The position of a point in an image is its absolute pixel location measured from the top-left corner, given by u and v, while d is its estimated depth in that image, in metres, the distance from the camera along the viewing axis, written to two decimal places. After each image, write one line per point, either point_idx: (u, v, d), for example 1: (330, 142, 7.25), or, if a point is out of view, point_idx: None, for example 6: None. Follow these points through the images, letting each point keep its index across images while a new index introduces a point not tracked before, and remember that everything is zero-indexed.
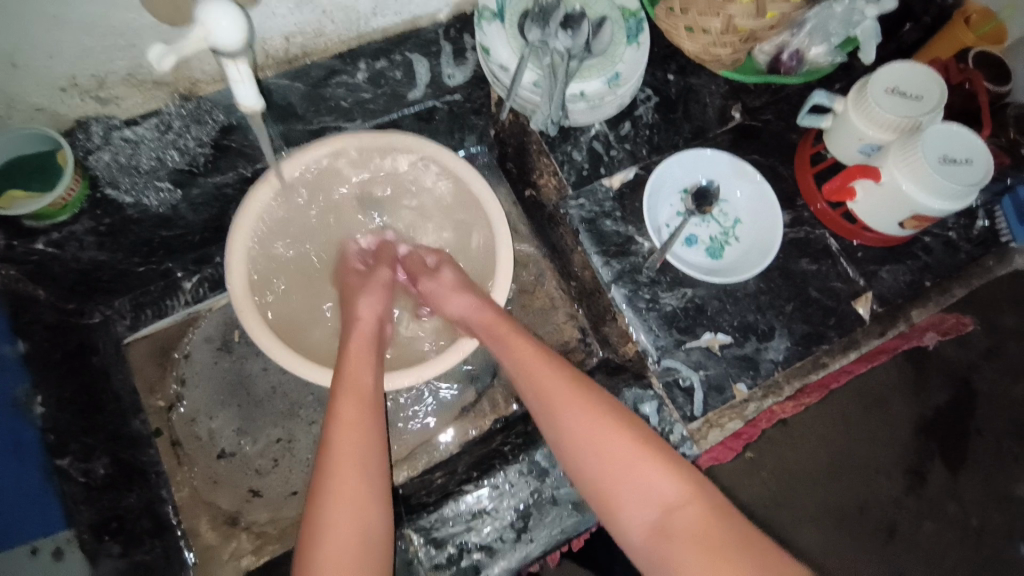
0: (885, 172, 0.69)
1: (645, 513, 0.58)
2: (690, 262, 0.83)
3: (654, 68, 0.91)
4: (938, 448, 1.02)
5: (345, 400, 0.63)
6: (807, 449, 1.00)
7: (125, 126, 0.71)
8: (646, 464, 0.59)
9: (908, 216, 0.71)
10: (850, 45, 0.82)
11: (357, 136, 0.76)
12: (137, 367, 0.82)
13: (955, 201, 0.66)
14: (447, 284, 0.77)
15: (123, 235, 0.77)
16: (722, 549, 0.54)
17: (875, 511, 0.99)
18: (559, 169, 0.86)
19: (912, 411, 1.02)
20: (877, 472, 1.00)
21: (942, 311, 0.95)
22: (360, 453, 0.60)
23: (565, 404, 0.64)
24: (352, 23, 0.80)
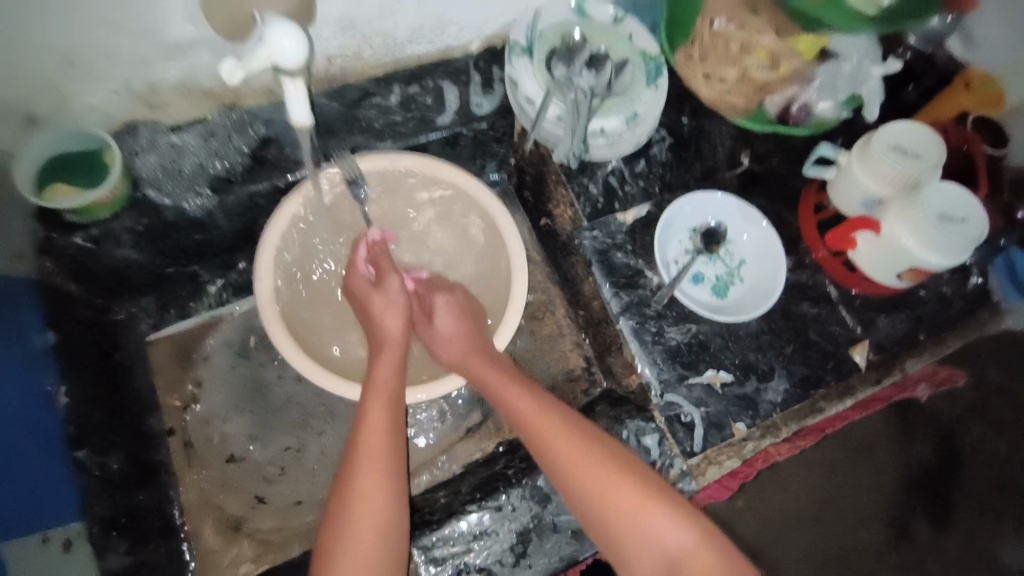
0: (885, 225, 0.73)
1: (651, 560, 0.60)
2: (696, 298, 0.86)
3: (670, 109, 0.95)
4: (922, 504, 1.00)
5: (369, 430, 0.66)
6: (792, 491, 1.00)
7: (171, 131, 0.74)
8: (654, 512, 0.61)
9: (906, 268, 0.74)
10: (854, 102, 0.89)
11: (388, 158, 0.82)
12: (156, 367, 0.84)
13: (950, 256, 0.70)
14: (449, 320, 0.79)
15: (162, 238, 0.79)
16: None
17: (857, 563, 0.97)
18: (575, 201, 0.90)
19: (899, 460, 1.02)
20: (860, 522, 0.99)
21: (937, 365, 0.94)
22: (386, 484, 0.63)
23: (566, 450, 0.66)
24: (389, 49, 0.85)
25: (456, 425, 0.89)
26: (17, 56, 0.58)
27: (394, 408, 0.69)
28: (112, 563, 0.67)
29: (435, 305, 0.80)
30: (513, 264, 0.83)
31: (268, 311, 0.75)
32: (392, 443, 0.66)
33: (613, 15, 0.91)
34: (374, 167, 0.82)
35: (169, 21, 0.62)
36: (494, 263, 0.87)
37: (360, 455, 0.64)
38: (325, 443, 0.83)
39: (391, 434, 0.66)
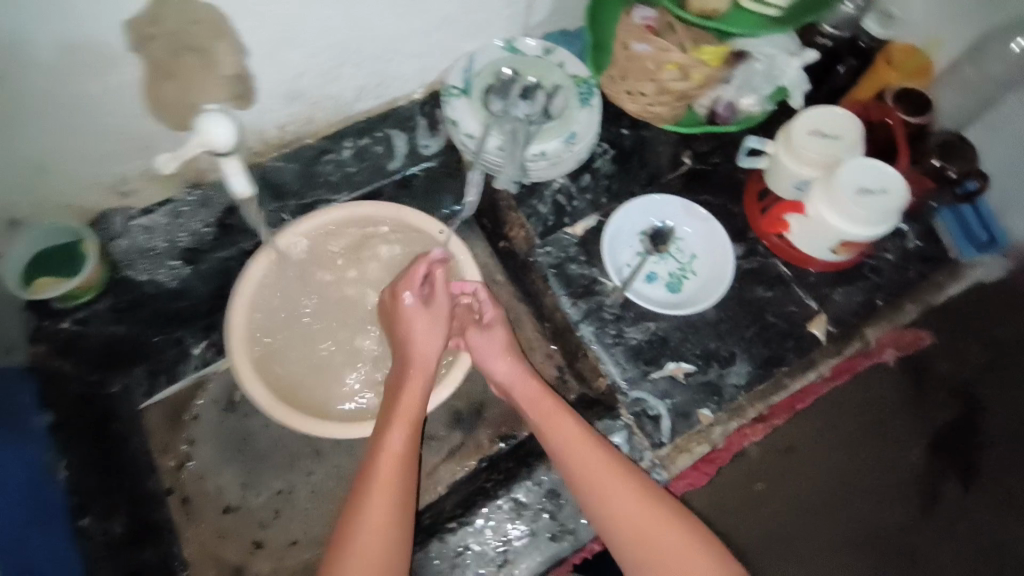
0: (810, 207, 0.76)
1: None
2: (651, 297, 0.90)
3: (609, 124, 0.99)
4: (949, 464, 0.92)
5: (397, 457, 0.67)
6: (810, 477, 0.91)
7: (142, 215, 0.81)
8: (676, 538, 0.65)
9: (837, 243, 0.77)
10: (779, 95, 0.90)
11: (342, 210, 0.87)
12: (150, 431, 0.89)
13: (873, 227, 0.73)
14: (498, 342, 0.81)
15: (141, 308, 0.86)
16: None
17: (894, 538, 0.89)
18: (526, 222, 0.95)
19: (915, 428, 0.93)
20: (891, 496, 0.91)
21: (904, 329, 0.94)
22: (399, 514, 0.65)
23: (600, 481, 0.69)
24: (337, 109, 0.90)
25: (441, 450, 0.92)
26: None
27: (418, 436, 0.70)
28: None
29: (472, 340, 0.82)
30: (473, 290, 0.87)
31: (255, 386, 0.80)
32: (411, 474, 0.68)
33: (543, 46, 0.96)
34: (334, 219, 0.87)
35: (128, 119, 0.69)
36: (460, 291, 0.89)
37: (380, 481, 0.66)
38: (315, 482, 0.87)
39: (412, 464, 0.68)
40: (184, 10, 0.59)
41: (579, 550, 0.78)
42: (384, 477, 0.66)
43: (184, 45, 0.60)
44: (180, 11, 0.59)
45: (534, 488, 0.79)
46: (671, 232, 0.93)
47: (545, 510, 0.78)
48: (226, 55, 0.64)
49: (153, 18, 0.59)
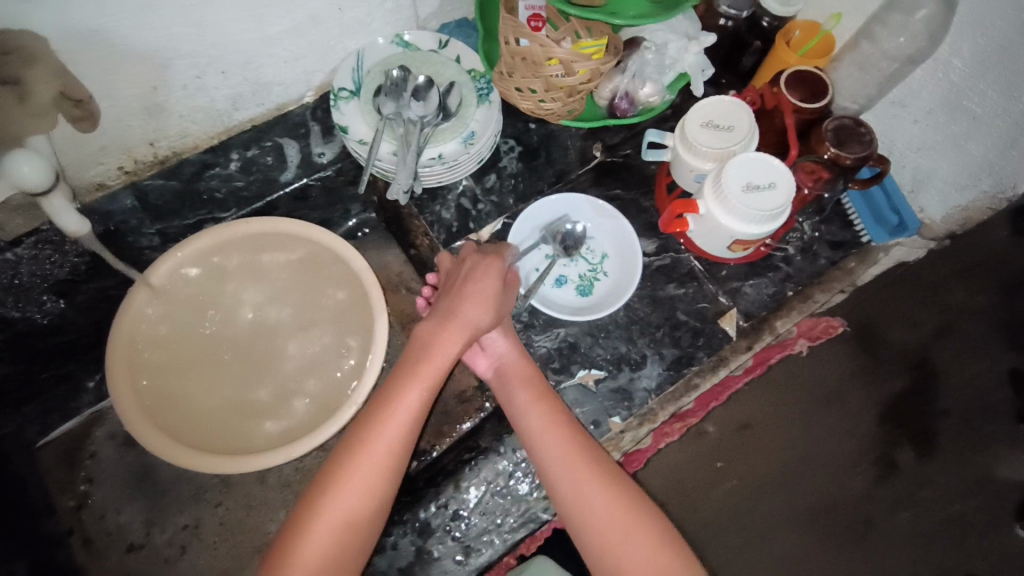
0: (703, 205, 0.74)
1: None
2: (559, 302, 0.87)
3: (515, 119, 0.97)
4: (905, 432, 0.89)
5: (395, 425, 0.63)
6: (761, 455, 0.90)
7: (6, 248, 0.74)
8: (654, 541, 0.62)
9: (733, 241, 0.75)
10: (680, 80, 0.87)
11: (222, 229, 0.83)
12: (46, 471, 0.85)
13: (762, 224, 0.70)
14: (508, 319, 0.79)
15: (21, 347, 0.81)
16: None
17: (843, 509, 0.87)
18: (429, 229, 0.91)
19: (867, 399, 0.91)
20: (845, 466, 0.89)
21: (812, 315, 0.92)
22: (376, 488, 0.60)
23: (577, 466, 0.66)
24: (215, 119, 0.85)
25: None
26: None
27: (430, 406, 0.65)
28: None
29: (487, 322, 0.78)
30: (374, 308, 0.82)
31: (130, 415, 0.75)
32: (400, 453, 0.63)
33: (437, 39, 0.92)
34: (223, 237, 0.83)
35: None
36: (363, 309, 0.84)
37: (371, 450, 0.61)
38: (223, 513, 0.85)
39: (406, 437, 0.63)
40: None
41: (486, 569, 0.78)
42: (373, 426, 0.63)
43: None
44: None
45: (441, 510, 0.77)
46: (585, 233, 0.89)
47: (449, 533, 0.77)
48: (39, 81, 0.60)
49: None
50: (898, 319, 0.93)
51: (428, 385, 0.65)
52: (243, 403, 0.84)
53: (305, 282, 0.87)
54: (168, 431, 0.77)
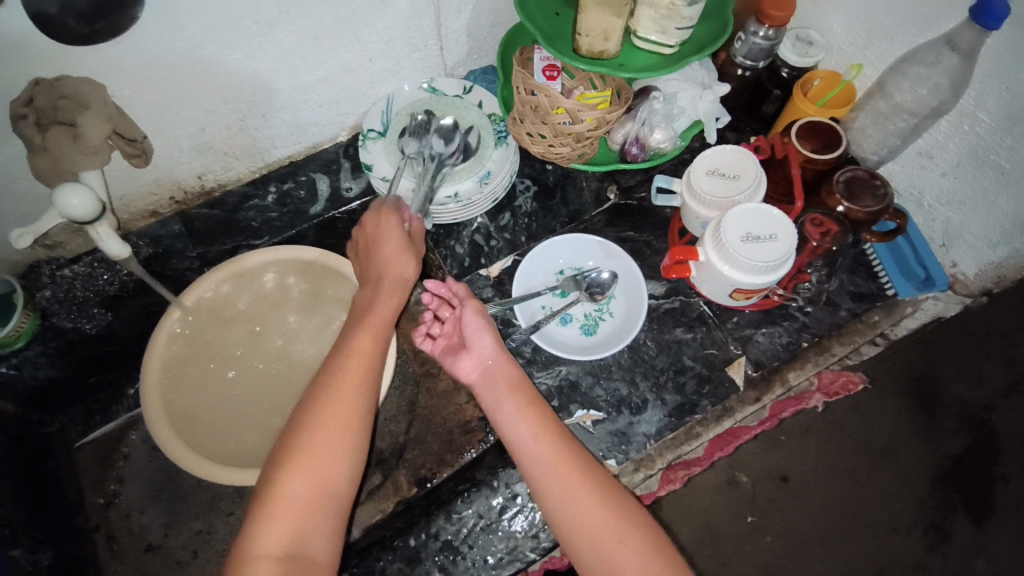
0: (703, 252, 0.74)
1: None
2: (564, 340, 0.88)
3: (533, 159, 1.00)
4: (962, 500, 0.91)
5: (351, 400, 0.65)
6: (806, 508, 0.93)
7: (68, 264, 0.85)
8: (632, 541, 0.62)
9: (733, 290, 0.74)
10: (697, 128, 0.89)
11: (257, 255, 0.90)
12: (82, 468, 0.94)
13: (762, 276, 0.70)
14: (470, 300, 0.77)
15: (72, 353, 0.90)
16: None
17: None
18: (443, 262, 0.95)
19: (924, 460, 0.92)
20: (893, 531, 0.91)
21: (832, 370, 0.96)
22: (334, 463, 0.62)
23: (566, 470, 0.66)
24: (255, 157, 0.94)
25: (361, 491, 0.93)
26: None
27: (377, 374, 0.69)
28: None
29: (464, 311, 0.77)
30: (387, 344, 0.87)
31: (157, 426, 0.80)
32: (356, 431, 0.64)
33: (462, 85, 0.98)
34: (255, 264, 0.90)
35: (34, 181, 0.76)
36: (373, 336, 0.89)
37: (332, 425, 0.63)
38: (234, 523, 0.89)
39: (360, 407, 0.65)
40: (50, 88, 0.67)
41: None
42: (344, 387, 0.65)
43: (52, 120, 0.68)
44: (50, 88, 0.67)
45: (430, 540, 0.78)
46: (612, 278, 0.89)
47: (437, 563, 0.77)
48: (92, 124, 0.69)
49: (27, 98, 0.67)
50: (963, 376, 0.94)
51: (368, 346, 0.69)
52: (255, 418, 0.90)
53: (323, 310, 0.94)
54: (193, 448, 0.82)
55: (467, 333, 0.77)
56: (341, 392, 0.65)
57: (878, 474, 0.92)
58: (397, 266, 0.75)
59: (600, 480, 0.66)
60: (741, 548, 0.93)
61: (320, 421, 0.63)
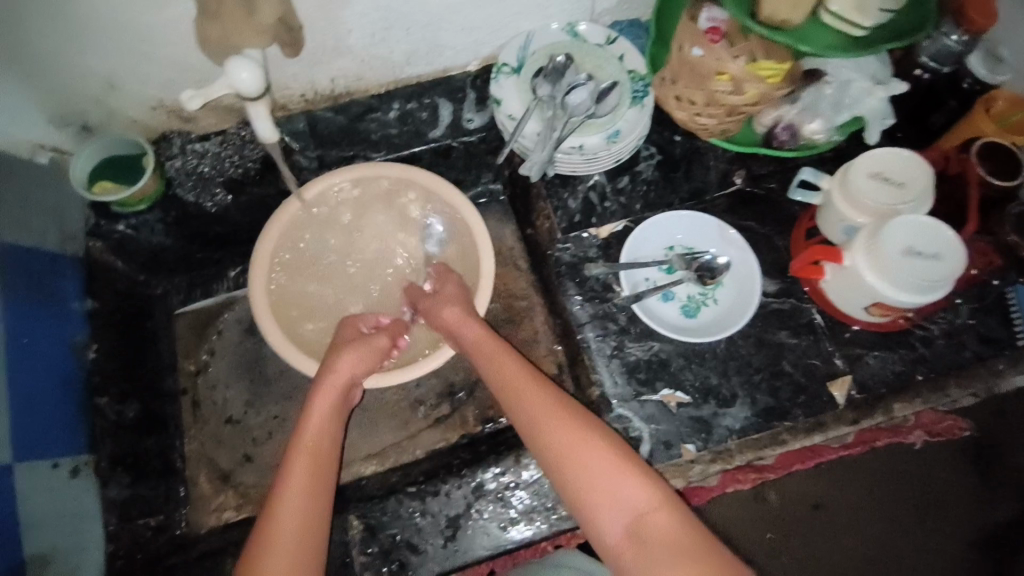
0: (849, 257, 0.70)
1: (616, 520, 0.64)
2: (662, 316, 0.86)
3: (662, 127, 0.94)
4: (978, 562, 0.96)
5: (321, 436, 0.72)
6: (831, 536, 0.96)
7: (199, 140, 0.89)
8: (618, 474, 0.66)
9: (872, 303, 0.71)
10: (855, 125, 0.83)
11: (356, 171, 0.87)
12: (178, 335, 0.99)
13: (919, 294, 0.66)
14: (444, 296, 0.85)
15: (187, 225, 0.94)
16: (692, 557, 0.59)
17: None
18: (553, 213, 0.93)
19: (957, 520, 0.97)
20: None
21: (942, 412, 0.86)
22: (314, 500, 0.67)
23: (546, 421, 0.71)
24: (389, 69, 0.92)
25: (427, 417, 0.95)
26: (71, 79, 0.75)
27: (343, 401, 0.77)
28: (111, 493, 0.80)
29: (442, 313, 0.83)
30: (484, 283, 0.86)
31: (258, 303, 0.83)
32: (328, 459, 0.71)
33: (607, 35, 0.92)
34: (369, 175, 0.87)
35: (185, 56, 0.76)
36: (473, 266, 0.90)
37: (306, 460, 0.70)
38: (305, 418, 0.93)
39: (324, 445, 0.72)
40: None
41: (526, 547, 0.77)
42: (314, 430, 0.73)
43: None
44: None
45: (499, 477, 0.78)
46: (723, 265, 0.86)
47: (502, 500, 0.78)
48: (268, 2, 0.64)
49: None
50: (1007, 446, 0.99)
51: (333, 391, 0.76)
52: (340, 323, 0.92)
53: (429, 236, 0.94)
54: (286, 335, 0.86)
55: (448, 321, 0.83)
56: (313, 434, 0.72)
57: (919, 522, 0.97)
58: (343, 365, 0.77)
59: (587, 427, 0.70)
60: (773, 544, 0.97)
61: (293, 469, 0.69)
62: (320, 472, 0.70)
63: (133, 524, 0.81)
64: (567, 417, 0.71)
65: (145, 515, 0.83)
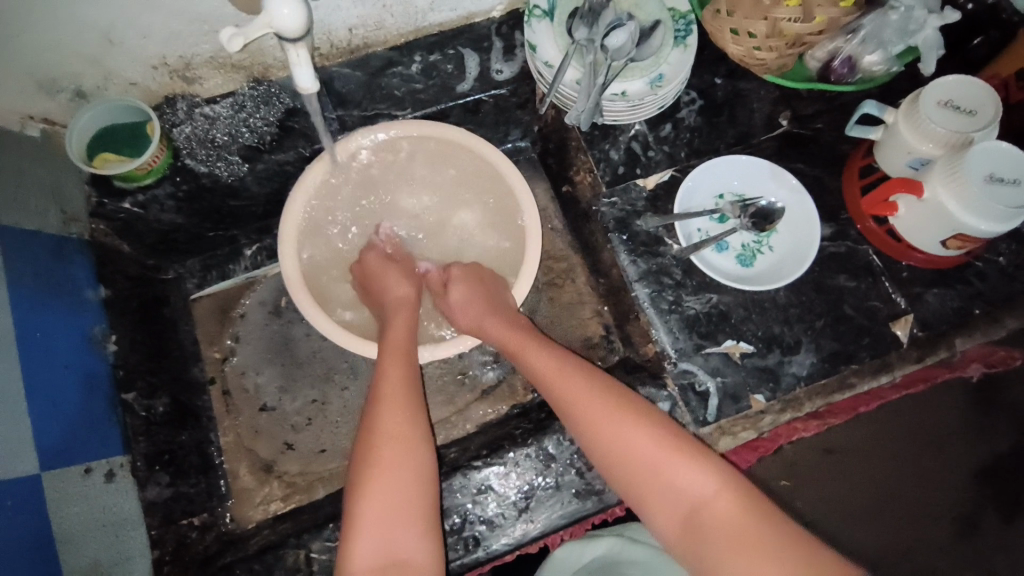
0: (928, 188, 0.70)
1: (673, 511, 0.59)
2: (719, 267, 0.83)
3: (700, 71, 0.88)
4: (993, 496, 0.98)
5: (391, 411, 0.65)
6: (849, 481, 0.98)
7: (206, 103, 0.80)
8: (672, 462, 0.60)
9: (950, 234, 0.71)
10: (910, 54, 0.82)
11: (391, 126, 0.82)
12: (199, 320, 0.92)
13: (1000, 221, 0.66)
14: (461, 280, 0.81)
15: (199, 201, 0.86)
16: (760, 547, 0.54)
17: (919, 556, 0.97)
18: (595, 166, 0.87)
19: (970, 455, 0.99)
20: (925, 515, 0.98)
21: (993, 345, 0.89)
22: (409, 443, 0.64)
23: (586, 410, 0.65)
24: (410, 17, 0.84)
25: (475, 391, 0.91)
26: (62, 34, 0.64)
27: (408, 373, 0.70)
28: (151, 494, 0.75)
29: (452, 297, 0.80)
30: (531, 247, 0.82)
31: (294, 281, 0.78)
32: (410, 430, 0.65)
33: None
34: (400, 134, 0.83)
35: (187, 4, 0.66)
36: (516, 227, 0.85)
37: (380, 441, 0.63)
38: (348, 398, 0.91)
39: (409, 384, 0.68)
40: None
41: (601, 512, 0.75)
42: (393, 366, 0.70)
43: None
44: None
45: (566, 443, 0.76)
46: (780, 208, 0.83)
47: (573, 466, 0.75)
48: None
49: None
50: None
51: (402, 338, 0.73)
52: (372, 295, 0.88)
53: (463, 198, 0.89)
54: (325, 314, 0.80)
55: (459, 312, 0.79)
56: (394, 369, 0.69)
57: (931, 464, 0.99)
58: (394, 287, 0.79)
59: (634, 414, 0.63)
60: (816, 483, 0.99)
61: (382, 417, 0.65)
62: (411, 403, 0.67)
63: (176, 525, 0.76)
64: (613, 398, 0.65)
65: (187, 514, 0.78)
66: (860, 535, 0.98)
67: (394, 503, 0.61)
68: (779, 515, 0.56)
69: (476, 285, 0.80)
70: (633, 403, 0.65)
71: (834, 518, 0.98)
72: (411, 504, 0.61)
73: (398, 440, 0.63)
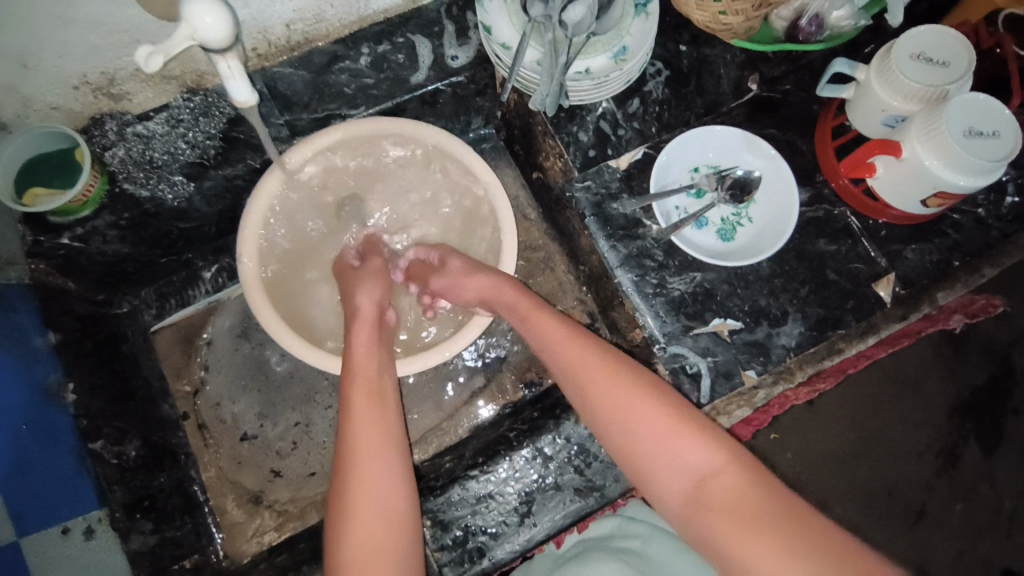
0: (906, 148, 0.70)
1: (676, 484, 0.56)
2: (699, 244, 0.81)
3: (665, 38, 0.84)
4: (974, 429, 1.01)
5: (366, 430, 0.62)
6: (834, 432, 1.00)
7: (138, 121, 0.73)
8: (671, 436, 0.58)
9: (930, 193, 0.71)
10: (874, 6, 0.80)
11: (307, 145, 0.77)
12: (162, 354, 0.87)
13: (979, 176, 0.66)
14: (456, 271, 0.75)
15: (144, 228, 0.80)
16: (765, 519, 0.51)
17: (905, 492, 1.00)
18: (564, 151, 0.83)
19: (948, 392, 1.02)
20: (911, 454, 1.00)
21: (970, 294, 0.98)
22: (385, 465, 0.60)
23: (592, 375, 0.63)
24: (351, 6, 0.78)
25: (461, 395, 0.89)
26: None
27: (381, 390, 0.66)
28: (135, 544, 0.72)
29: (447, 265, 0.76)
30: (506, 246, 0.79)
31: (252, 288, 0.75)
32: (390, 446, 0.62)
33: None
34: (329, 143, 0.77)
35: (97, 13, 0.59)
36: (490, 222, 0.82)
37: (354, 458, 0.60)
38: (331, 416, 0.88)
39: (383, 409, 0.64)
40: None
41: (605, 506, 0.75)
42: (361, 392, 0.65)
43: None
44: None
45: (561, 442, 0.74)
46: (757, 177, 0.81)
47: (571, 465, 0.74)
48: None
49: None
50: (1006, 317, 1.02)
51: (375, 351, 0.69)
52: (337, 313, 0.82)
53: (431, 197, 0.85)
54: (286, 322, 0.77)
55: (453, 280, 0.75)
56: (363, 395, 0.65)
57: (912, 405, 1.01)
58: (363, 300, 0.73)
59: (637, 382, 0.62)
60: (809, 434, 1.00)
61: (355, 437, 0.62)
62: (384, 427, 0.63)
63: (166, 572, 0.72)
64: (611, 370, 0.63)
65: (176, 558, 0.74)
66: (849, 479, 1.00)
67: (383, 504, 0.58)
68: (785, 492, 0.54)
69: (468, 262, 0.76)
70: (632, 370, 0.63)
71: (824, 468, 1.00)
72: (396, 511, 0.58)
73: (375, 456, 0.60)
